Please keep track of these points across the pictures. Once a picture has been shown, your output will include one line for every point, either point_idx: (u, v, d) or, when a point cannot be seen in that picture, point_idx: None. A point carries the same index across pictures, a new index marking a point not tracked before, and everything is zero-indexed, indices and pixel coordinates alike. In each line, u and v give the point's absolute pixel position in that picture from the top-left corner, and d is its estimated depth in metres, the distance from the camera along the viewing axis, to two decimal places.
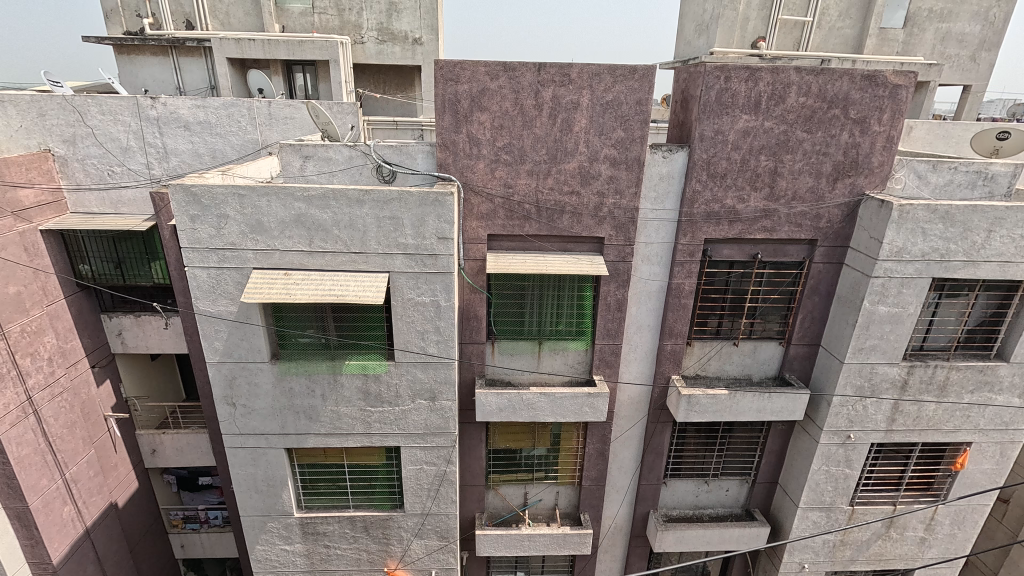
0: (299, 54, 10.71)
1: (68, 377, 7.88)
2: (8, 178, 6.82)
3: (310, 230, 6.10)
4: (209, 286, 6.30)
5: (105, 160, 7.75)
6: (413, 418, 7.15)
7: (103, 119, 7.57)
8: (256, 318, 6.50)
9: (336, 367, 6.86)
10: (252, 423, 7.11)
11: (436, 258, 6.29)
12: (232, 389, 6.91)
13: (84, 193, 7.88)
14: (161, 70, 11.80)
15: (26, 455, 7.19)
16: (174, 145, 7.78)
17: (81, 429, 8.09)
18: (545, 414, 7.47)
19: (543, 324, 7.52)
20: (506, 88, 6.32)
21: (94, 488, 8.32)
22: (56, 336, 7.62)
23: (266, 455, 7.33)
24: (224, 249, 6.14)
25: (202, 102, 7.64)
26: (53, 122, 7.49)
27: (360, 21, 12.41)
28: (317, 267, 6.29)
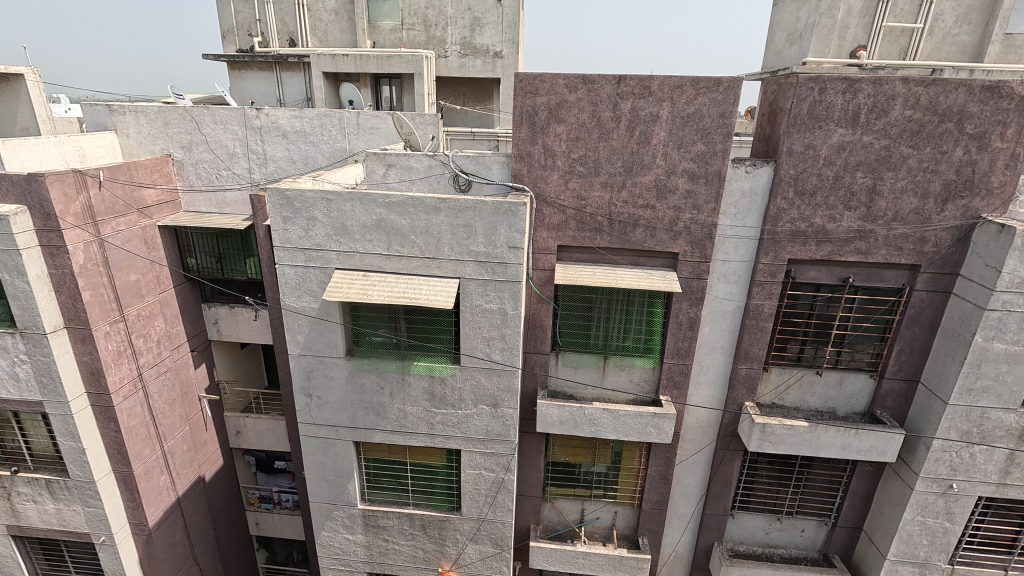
0: (386, 69, 11.30)
1: (172, 359, 8.75)
2: (136, 179, 7.74)
3: (388, 235, 6.40)
4: (296, 283, 6.78)
5: (214, 165, 8.58)
6: (474, 423, 7.26)
7: (215, 128, 8.38)
8: (335, 316, 6.90)
9: (405, 367, 7.11)
10: (325, 415, 7.53)
11: (506, 266, 6.38)
12: (309, 381, 7.36)
13: (195, 194, 8.75)
14: (266, 84, 12.93)
15: (134, 426, 8.04)
16: (273, 152, 8.46)
17: (179, 407, 8.94)
18: (607, 431, 7.32)
19: (610, 339, 7.38)
20: (585, 100, 6.32)
21: (186, 462, 9.14)
22: (165, 321, 8.51)
23: (335, 446, 7.72)
24: (311, 249, 6.59)
25: (300, 113, 8.26)
26: (175, 130, 8.43)
27: (445, 36, 12.96)
28: (393, 270, 6.58)
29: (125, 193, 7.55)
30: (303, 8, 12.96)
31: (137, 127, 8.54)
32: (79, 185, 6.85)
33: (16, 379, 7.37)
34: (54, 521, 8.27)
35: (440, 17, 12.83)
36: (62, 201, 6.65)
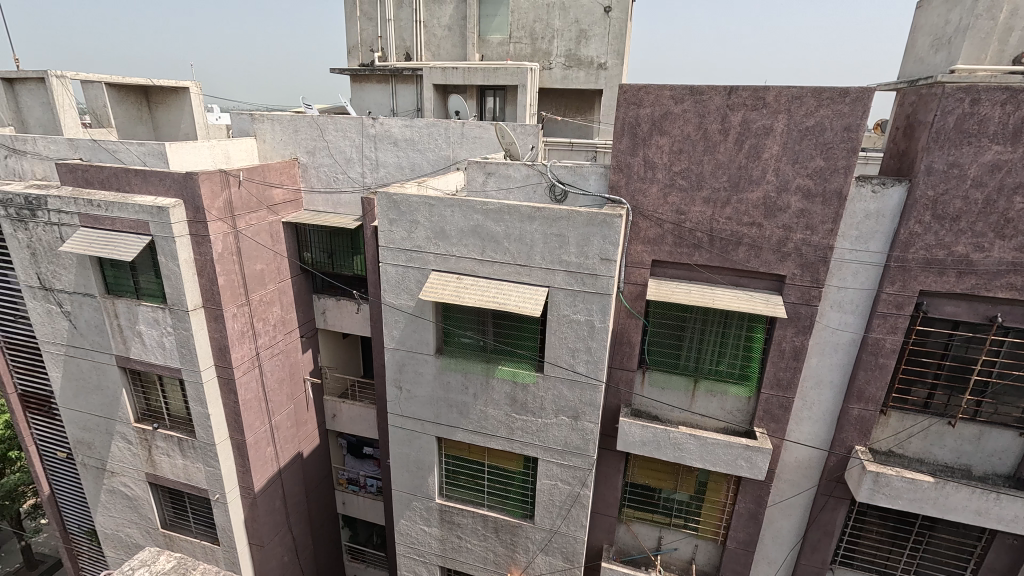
0: (492, 80, 11.66)
1: (285, 342, 9.68)
2: (268, 180, 8.70)
3: (483, 241, 6.61)
4: (395, 281, 7.21)
5: (333, 169, 9.41)
6: (553, 433, 7.24)
7: (336, 135, 9.20)
8: (429, 315, 7.24)
9: (490, 371, 7.27)
10: (412, 408, 7.91)
11: (596, 278, 6.31)
12: (400, 374, 7.78)
13: (315, 195, 9.64)
14: (382, 95, 13.93)
15: (249, 399, 8.99)
16: (384, 158, 9.11)
17: (287, 386, 9.86)
18: (692, 458, 6.94)
19: (702, 361, 7.00)
20: (691, 112, 6.10)
21: (289, 437, 10.05)
22: (281, 308, 9.45)
23: (419, 439, 8.06)
24: (411, 250, 6.98)
25: (411, 122, 8.81)
26: (303, 137, 9.38)
27: (550, 49, 13.17)
28: (486, 275, 6.77)
29: (258, 192, 8.52)
30: (420, 25, 13.86)
31: (272, 134, 9.60)
32: (223, 183, 7.84)
33: (163, 348, 8.56)
34: (181, 475, 9.48)
35: (547, 30, 13.04)
36: (209, 197, 7.66)
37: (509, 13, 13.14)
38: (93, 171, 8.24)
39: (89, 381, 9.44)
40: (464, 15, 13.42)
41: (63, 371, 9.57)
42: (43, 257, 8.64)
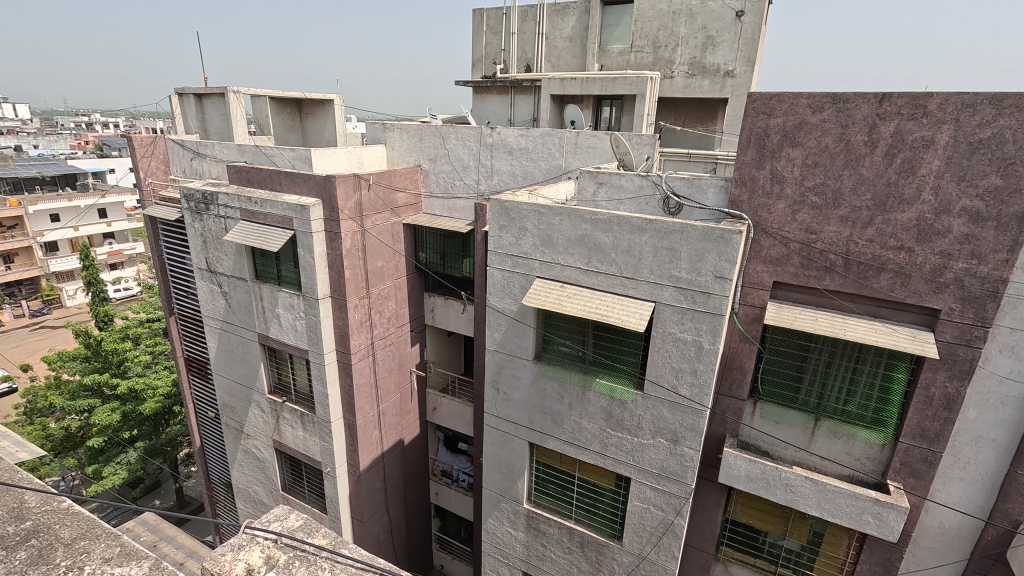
0: (610, 90, 11.57)
1: (396, 335, 10.39)
2: (393, 185, 9.44)
3: (590, 250, 6.56)
4: (501, 285, 7.41)
5: (451, 175, 9.94)
6: (649, 454, 6.94)
7: (456, 144, 9.71)
8: (530, 321, 7.34)
9: (587, 382, 7.18)
10: (507, 410, 8.06)
11: (708, 297, 5.96)
12: (498, 376, 7.97)
13: (433, 199, 10.24)
14: (501, 105, 14.43)
15: (362, 384, 9.77)
16: (499, 167, 9.43)
17: (395, 377, 10.57)
18: (806, 504, 6.26)
19: (825, 398, 6.29)
20: (831, 122, 5.54)
21: (393, 424, 10.75)
22: (396, 303, 10.17)
23: (512, 442, 8.19)
24: (518, 256, 7.14)
25: (527, 132, 9.03)
26: (427, 145, 10.03)
27: (673, 57, 12.71)
28: (590, 285, 6.70)
29: (384, 195, 9.28)
30: (542, 37, 14.23)
31: (400, 142, 10.39)
32: (356, 186, 8.65)
33: (295, 330, 9.63)
34: (300, 445, 10.56)
35: (671, 38, 12.62)
36: (343, 198, 8.49)
37: (632, 23, 12.96)
38: (254, 172, 9.54)
39: (237, 353, 10.91)
40: (586, 26, 13.51)
41: (218, 343, 11.17)
42: (211, 244, 10.17)
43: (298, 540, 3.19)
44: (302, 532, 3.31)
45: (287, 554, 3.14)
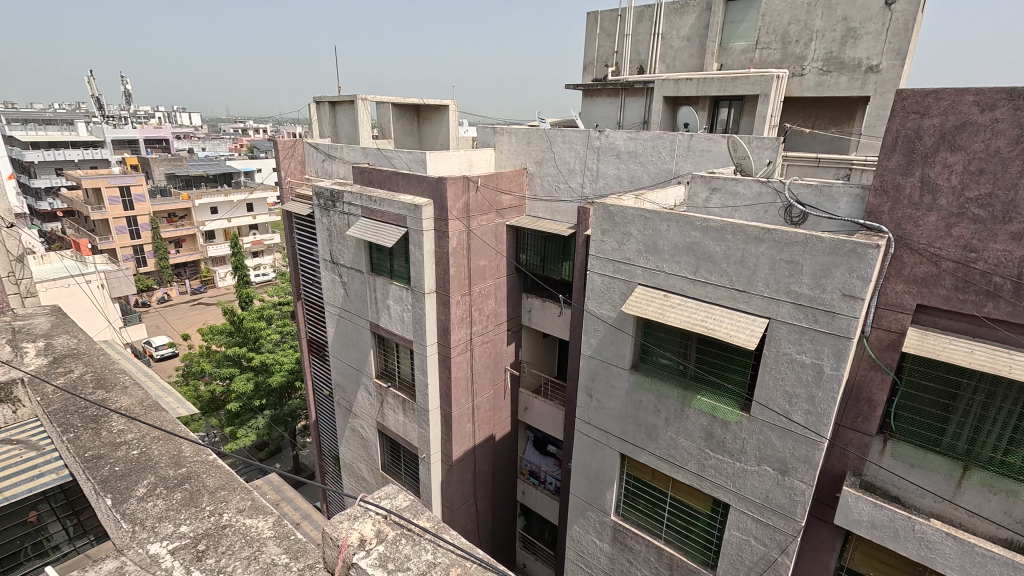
0: (730, 90, 10.82)
1: (494, 332, 10.67)
2: (500, 187, 9.71)
3: (699, 260, 6.22)
4: (600, 290, 7.29)
5: (556, 178, 9.96)
6: (753, 482, 6.43)
7: (563, 147, 9.71)
8: (629, 329, 7.15)
9: (687, 398, 6.83)
10: (600, 418, 7.92)
11: (833, 316, 5.38)
12: (593, 382, 7.85)
13: (536, 202, 10.34)
14: (610, 108, 14.20)
15: (459, 378, 10.16)
16: (605, 170, 9.28)
17: (490, 373, 10.84)
18: (945, 565, 5.39)
19: (978, 445, 5.36)
20: (1006, 121, 4.71)
21: (485, 419, 11.06)
22: (495, 302, 10.44)
23: (603, 451, 8.03)
24: (620, 262, 6.99)
25: (637, 135, 8.78)
26: (534, 148, 10.16)
27: (806, 52, 11.60)
28: (696, 296, 6.36)
29: (490, 196, 9.57)
30: (659, 38, 13.78)
31: (508, 145, 10.64)
32: (465, 188, 9.02)
33: (402, 321, 10.28)
34: (400, 429, 11.25)
35: (804, 32, 11.53)
36: (452, 199, 8.89)
37: (759, 17, 12.07)
38: (375, 173, 10.33)
39: (351, 338, 11.90)
40: (707, 23, 12.83)
41: (336, 328, 12.27)
42: (335, 238, 11.20)
43: (405, 519, 3.51)
44: (408, 511, 3.64)
45: (395, 530, 3.46)
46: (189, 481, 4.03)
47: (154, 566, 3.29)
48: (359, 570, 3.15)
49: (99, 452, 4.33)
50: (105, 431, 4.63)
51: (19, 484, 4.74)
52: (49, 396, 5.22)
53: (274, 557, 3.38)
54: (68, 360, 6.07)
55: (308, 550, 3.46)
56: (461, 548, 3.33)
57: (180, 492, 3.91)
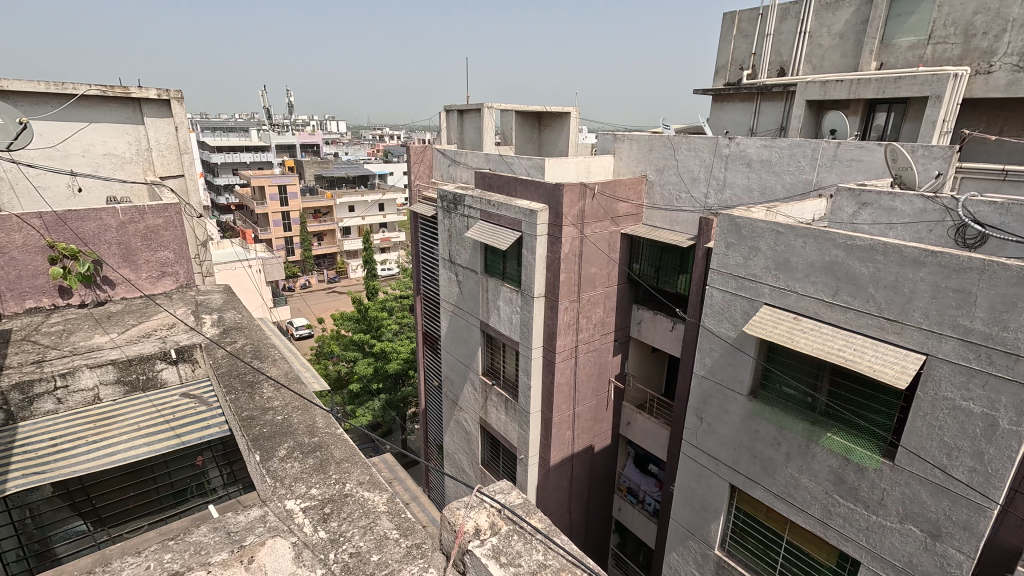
0: (890, 93, 9.42)
1: (601, 342, 10.48)
2: (617, 194, 9.52)
3: (839, 281, 5.57)
4: (720, 307, 6.84)
5: (677, 187, 9.49)
6: (892, 541, 5.58)
7: (688, 155, 9.20)
8: (750, 352, 6.60)
9: (814, 435, 6.14)
10: (709, 444, 7.43)
11: (1016, 360, 4.49)
12: (704, 405, 7.39)
13: (654, 211, 9.93)
14: (742, 113, 13.26)
15: (562, 384, 10.14)
16: (733, 179, 8.64)
17: (593, 383, 10.67)
18: None
19: None
20: None
21: (586, 428, 10.91)
22: (603, 310, 10.26)
23: (710, 479, 7.52)
24: (745, 278, 6.49)
25: (772, 142, 8.07)
26: (655, 155, 9.77)
27: (996, 47, 9.53)
28: (833, 322, 5.70)
29: (606, 204, 9.44)
30: (805, 36, 12.55)
31: (628, 152, 10.36)
32: (581, 194, 9.01)
33: (510, 322, 10.54)
34: (501, 428, 11.53)
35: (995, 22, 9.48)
36: (568, 205, 8.93)
37: (933, 7, 10.24)
38: (495, 178, 10.72)
39: (462, 334, 12.47)
40: (865, 18, 11.25)
41: (449, 324, 12.95)
42: (455, 238, 11.82)
43: (518, 516, 3.60)
44: (520, 509, 3.71)
45: (507, 525, 3.56)
46: (320, 450, 4.51)
47: (289, 520, 3.74)
48: (473, 557, 3.32)
49: (252, 413, 5.03)
50: (258, 396, 5.37)
51: (192, 431, 5.79)
52: (220, 359, 6.27)
53: (387, 530, 3.66)
54: (234, 332, 7.13)
55: (417, 529, 3.69)
56: (573, 554, 3.32)
57: (313, 458, 4.39)
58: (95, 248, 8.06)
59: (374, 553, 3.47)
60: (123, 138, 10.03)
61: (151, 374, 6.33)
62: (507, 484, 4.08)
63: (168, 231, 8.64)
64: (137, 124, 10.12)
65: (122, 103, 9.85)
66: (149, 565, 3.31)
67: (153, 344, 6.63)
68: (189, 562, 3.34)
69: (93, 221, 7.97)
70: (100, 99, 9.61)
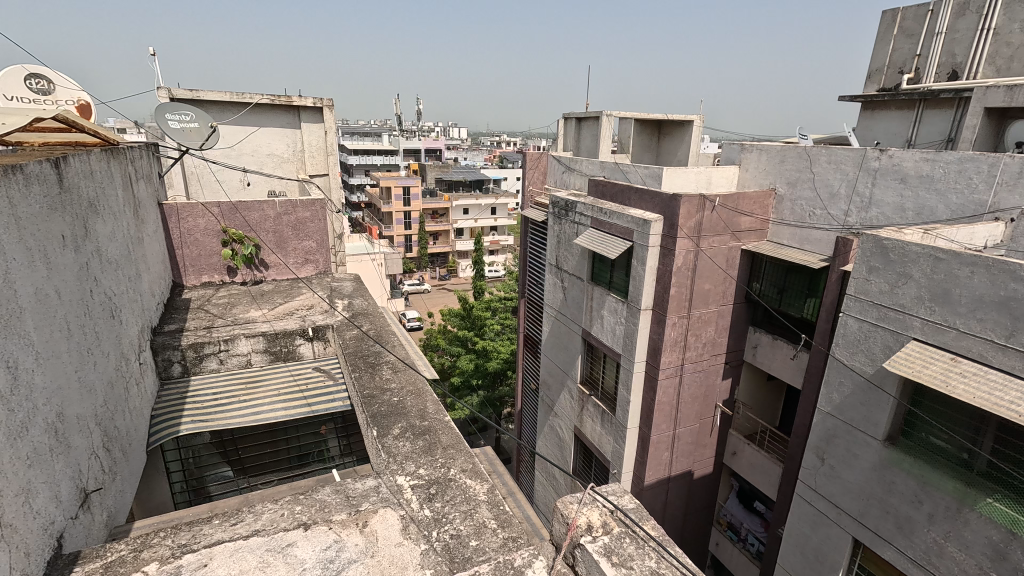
0: None
1: (710, 362, 9.88)
2: (739, 208, 8.93)
3: (1016, 321, 4.69)
4: (855, 338, 6.12)
5: (811, 203, 8.56)
6: None
7: (827, 167, 8.25)
8: (889, 392, 5.81)
9: (968, 497, 5.26)
10: (831, 489, 6.67)
11: None
12: (827, 444, 6.65)
13: (782, 227, 9.10)
14: (898, 122, 11.37)
15: (664, 402, 9.71)
16: (881, 197, 7.57)
17: (698, 406, 10.08)
18: None
19: None
20: None
21: (686, 451, 10.34)
22: (715, 329, 9.67)
23: (828, 529, 6.75)
24: (890, 308, 5.73)
25: (935, 155, 6.91)
26: (788, 167, 8.95)
27: None
28: (1003, 368, 4.83)
29: (727, 217, 8.90)
30: (989, 34, 10.20)
31: (756, 163, 9.67)
32: (700, 205, 8.60)
33: (613, 333, 10.35)
34: (596, 439, 11.34)
35: None
36: (684, 217, 8.58)
37: None
38: (610, 186, 10.63)
39: (563, 340, 12.50)
40: None
41: (552, 328, 13.06)
42: (563, 244, 11.89)
43: (631, 519, 3.50)
44: (634, 513, 3.62)
45: (620, 526, 3.48)
46: (429, 433, 4.82)
47: (399, 494, 4.04)
48: (585, 551, 3.29)
49: (372, 392, 5.51)
50: (377, 376, 5.89)
51: (321, 400, 6.45)
52: (348, 339, 6.99)
53: (486, 519, 3.81)
54: (360, 316, 7.85)
55: (514, 522, 3.80)
56: (689, 569, 3.16)
57: (422, 440, 4.70)
58: (257, 234, 9.35)
59: (473, 538, 3.63)
60: (284, 140, 11.54)
61: (292, 348, 7.25)
62: (619, 487, 4.01)
63: (313, 223, 9.74)
64: (296, 128, 11.59)
65: (285, 110, 11.36)
66: (283, 512, 3.78)
67: (295, 321, 7.53)
68: (315, 516, 3.75)
69: (257, 211, 9.26)
70: (269, 106, 11.15)
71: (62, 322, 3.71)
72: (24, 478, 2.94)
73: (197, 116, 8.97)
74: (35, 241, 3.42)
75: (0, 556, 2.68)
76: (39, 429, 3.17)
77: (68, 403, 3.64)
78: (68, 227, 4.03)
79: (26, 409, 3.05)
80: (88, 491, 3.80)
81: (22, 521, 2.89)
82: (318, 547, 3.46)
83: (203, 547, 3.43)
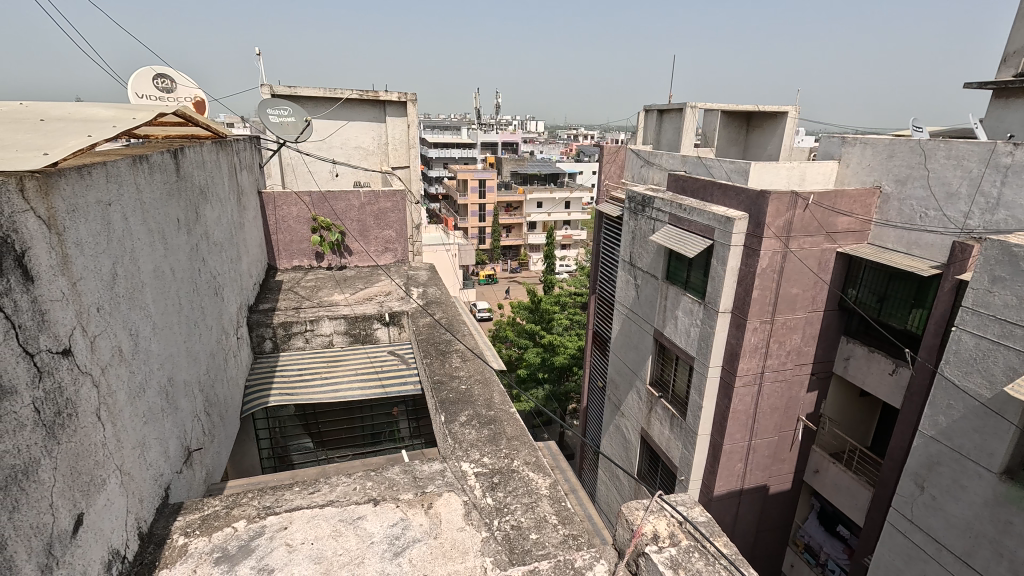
0: None
1: (794, 372, 9.20)
2: (836, 207, 8.20)
3: None
4: (970, 356, 5.44)
5: (923, 203, 7.65)
6: None
7: (945, 164, 7.30)
8: (1010, 420, 5.10)
9: None
10: (931, 522, 6.01)
11: None
12: (928, 472, 5.97)
13: (887, 228, 8.23)
14: None
15: (739, 411, 9.18)
16: (1011, 197, 6.52)
17: (777, 417, 9.45)
18: None
19: None
20: None
21: (762, 464, 9.75)
22: (801, 337, 8.98)
23: (925, 565, 6.10)
24: (1018, 325, 5.00)
25: None
26: (896, 163, 8.06)
27: None
28: None
29: (821, 217, 8.22)
30: None
31: (859, 158, 8.80)
32: (791, 204, 8.02)
33: (687, 335, 9.94)
34: (664, 442, 10.98)
35: None
36: (772, 215, 8.03)
37: None
38: (691, 182, 10.16)
39: (633, 338, 12.21)
40: None
41: (622, 327, 12.80)
42: (638, 241, 11.56)
43: (701, 533, 3.34)
44: (704, 527, 3.46)
45: (689, 540, 3.34)
46: (495, 423, 4.89)
47: (463, 480, 4.14)
48: (649, 560, 3.19)
49: (442, 378, 5.69)
50: (447, 364, 6.05)
51: (394, 382, 6.73)
52: (421, 326, 7.25)
53: (547, 514, 3.80)
54: (433, 304, 8.12)
55: (575, 520, 3.75)
56: None
57: (487, 429, 4.78)
58: (343, 222, 9.93)
59: (533, 531, 3.64)
60: (371, 134, 12.14)
61: (369, 331, 7.63)
62: (688, 497, 3.85)
63: (393, 213, 10.17)
64: (381, 122, 12.14)
65: (372, 105, 11.92)
66: (356, 487, 4.00)
67: (373, 306, 7.92)
68: (383, 493, 3.94)
69: (343, 201, 9.82)
70: (357, 101, 11.75)
71: (175, 297, 4.13)
72: (140, 433, 3.32)
73: (293, 110, 9.64)
74: (156, 225, 3.83)
75: (120, 499, 3.05)
76: (153, 391, 3.56)
77: (177, 369, 4.07)
78: (182, 212, 4.47)
79: (143, 372, 3.43)
80: (191, 450, 4.24)
81: (138, 470, 3.27)
82: (386, 523, 3.64)
83: (284, 511, 3.71)
